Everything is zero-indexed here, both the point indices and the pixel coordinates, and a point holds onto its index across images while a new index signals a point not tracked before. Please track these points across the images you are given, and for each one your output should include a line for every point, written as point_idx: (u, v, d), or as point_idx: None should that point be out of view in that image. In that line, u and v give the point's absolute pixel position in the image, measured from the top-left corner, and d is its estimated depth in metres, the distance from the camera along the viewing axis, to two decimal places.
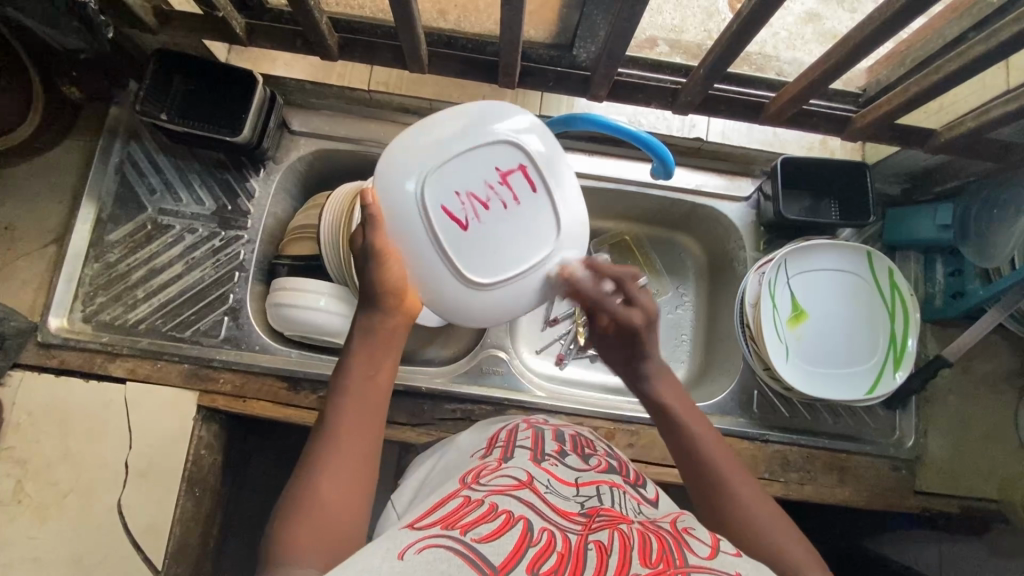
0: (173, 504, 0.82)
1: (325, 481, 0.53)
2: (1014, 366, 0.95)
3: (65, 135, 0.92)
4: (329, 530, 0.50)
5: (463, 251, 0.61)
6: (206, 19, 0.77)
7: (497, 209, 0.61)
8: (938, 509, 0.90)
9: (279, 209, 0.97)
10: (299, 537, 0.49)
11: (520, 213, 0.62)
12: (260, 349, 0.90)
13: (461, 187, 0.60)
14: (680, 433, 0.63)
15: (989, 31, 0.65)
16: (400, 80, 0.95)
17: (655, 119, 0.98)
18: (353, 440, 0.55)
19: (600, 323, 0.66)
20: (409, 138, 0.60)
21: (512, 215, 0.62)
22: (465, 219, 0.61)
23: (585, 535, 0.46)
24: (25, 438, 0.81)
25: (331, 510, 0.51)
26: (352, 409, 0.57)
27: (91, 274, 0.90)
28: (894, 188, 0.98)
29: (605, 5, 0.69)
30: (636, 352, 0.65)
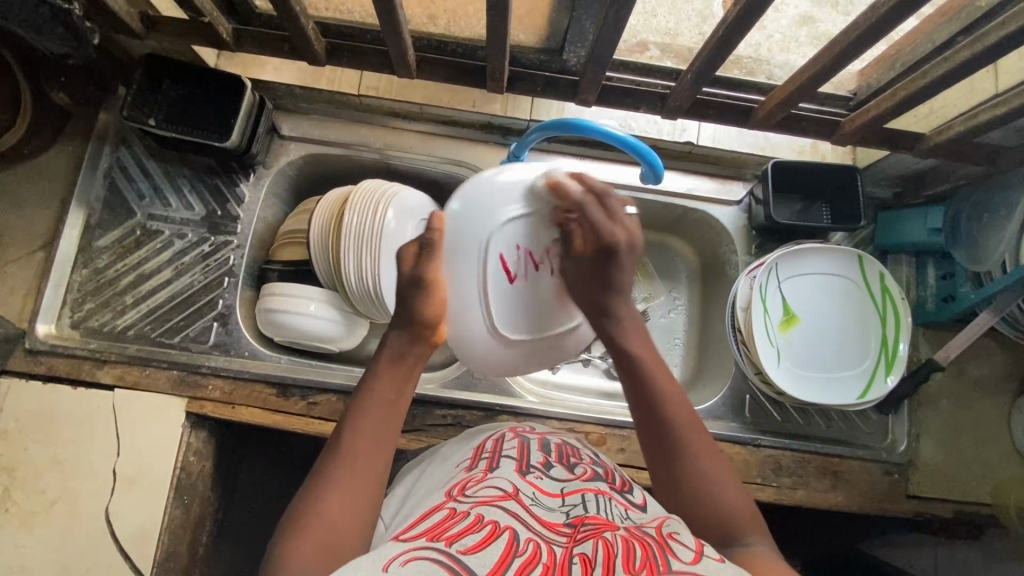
0: (161, 512, 0.81)
1: (328, 500, 0.52)
2: (1007, 369, 0.94)
3: (55, 141, 0.91)
4: (325, 548, 0.49)
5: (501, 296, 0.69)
6: (193, 25, 0.77)
7: (544, 273, 0.70)
8: (931, 513, 0.90)
9: (269, 213, 0.97)
10: (292, 554, 0.48)
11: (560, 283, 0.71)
12: (250, 355, 0.89)
13: (522, 245, 0.69)
14: (642, 380, 0.63)
15: (977, 34, 0.64)
16: (390, 85, 0.96)
17: (645, 123, 0.98)
18: (363, 462, 0.56)
19: (575, 241, 0.68)
20: (494, 185, 0.68)
21: (557, 283, 0.71)
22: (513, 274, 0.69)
23: (570, 548, 0.45)
24: (12, 445, 0.81)
25: (331, 528, 0.50)
26: (364, 433, 0.58)
27: (80, 279, 0.89)
28: (884, 191, 0.98)
29: (593, 9, 0.69)
30: (610, 282, 0.67)
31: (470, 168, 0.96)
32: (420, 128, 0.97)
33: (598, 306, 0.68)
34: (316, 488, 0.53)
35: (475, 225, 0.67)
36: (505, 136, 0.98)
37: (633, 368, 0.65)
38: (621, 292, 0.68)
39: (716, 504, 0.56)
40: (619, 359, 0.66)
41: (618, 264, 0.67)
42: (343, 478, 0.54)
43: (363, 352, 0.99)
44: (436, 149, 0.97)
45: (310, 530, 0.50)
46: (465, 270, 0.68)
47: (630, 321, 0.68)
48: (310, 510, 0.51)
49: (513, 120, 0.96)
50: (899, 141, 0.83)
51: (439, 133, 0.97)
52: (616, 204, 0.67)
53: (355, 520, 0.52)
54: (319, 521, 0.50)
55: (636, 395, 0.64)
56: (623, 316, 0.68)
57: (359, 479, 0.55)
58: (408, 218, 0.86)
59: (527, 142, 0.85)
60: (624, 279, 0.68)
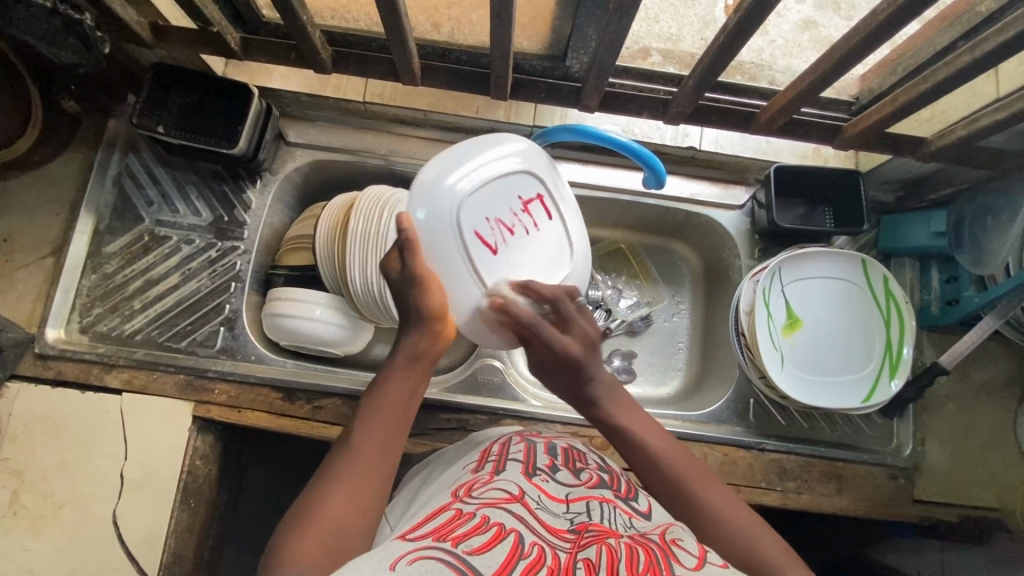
0: (168, 515, 0.82)
1: (333, 499, 0.52)
2: (1013, 373, 0.94)
3: (65, 149, 0.93)
4: (328, 546, 0.49)
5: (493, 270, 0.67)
6: (202, 35, 0.78)
7: (520, 236, 0.70)
8: (936, 518, 0.90)
9: (276, 219, 0.98)
10: (295, 550, 0.48)
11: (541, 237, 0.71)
12: (256, 359, 0.90)
13: (490, 215, 0.68)
14: (647, 459, 0.63)
15: (978, 39, 0.65)
16: (395, 92, 0.95)
17: (648, 129, 0.98)
18: (372, 465, 0.56)
19: (535, 354, 0.66)
20: (444, 178, 0.66)
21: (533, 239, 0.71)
22: (494, 245, 0.68)
23: (575, 553, 0.45)
24: (21, 449, 0.82)
25: (336, 528, 0.50)
26: (373, 435, 0.58)
27: (89, 285, 0.90)
28: (888, 195, 0.99)
29: (595, 17, 0.70)
30: (580, 380, 0.66)
31: None
32: (425, 134, 0.98)
33: (584, 400, 0.67)
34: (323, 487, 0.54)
35: (438, 213, 0.65)
36: (509, 141, 0.99)
37: (631, 444, 0.65)
38: (599, 382, 0.66)
39: (757, 553, 0.54)
40: (617, 444, 0.66)
41: (580, 372, 0.65)
42: (351, 479, 0.55)
43: (369, 357, 1.00)
44: (441, 155, 0.98)
45: (314, 528, 0.50)
46: (445, 254, 0.66)
47: (617, 402, 0.67)
48: (315, 507, 0.52)
49: (517, 126, 0.96)
50: (901, 145, 0.83)
51: (444, 139, 0.98)
52: (571, 310, 0.66)
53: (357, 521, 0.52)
54: (324, 518, 0.51)
55: (644, 468, 0.64)
56: (609, 399, 0.67)
57: (364, 482, 0.55)
58: None
59: None
60: (598, 373, 0.66)
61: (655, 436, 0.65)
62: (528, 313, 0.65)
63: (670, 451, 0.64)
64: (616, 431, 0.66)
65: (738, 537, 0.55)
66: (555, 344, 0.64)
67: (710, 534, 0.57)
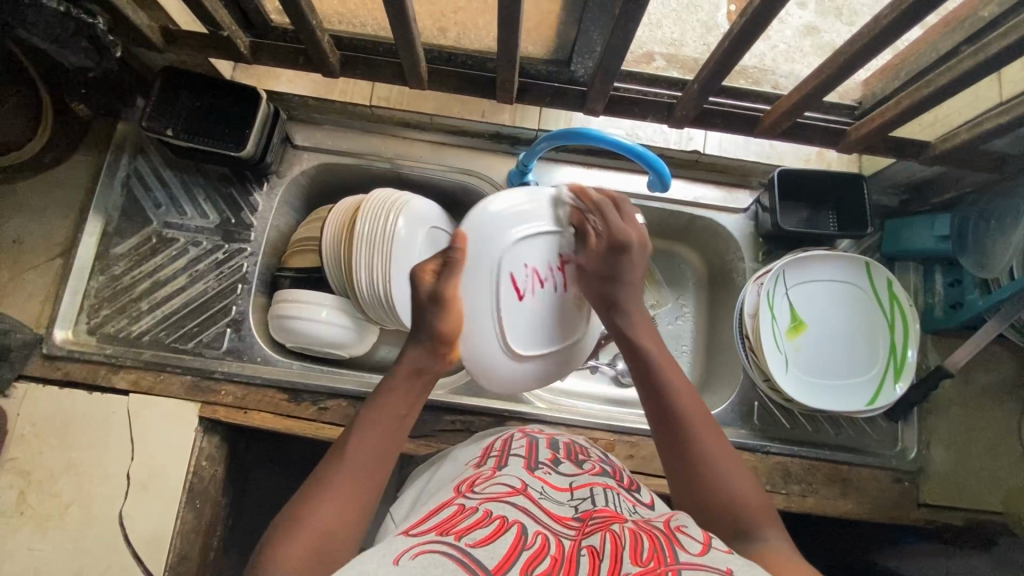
0: (173, 516, 0.82)
1: (322, 506, 0.52)
2: (1018, 377, 0.94)
3: (74, 151, 0.94)
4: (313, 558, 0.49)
5: (514, 315, 0.72)
6: (213, 38, 0.79)
7: (550, 290, 0.74)
8: (942, 522, 0.89)
9: (283, 221, 0.98)
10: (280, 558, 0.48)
11: (565, 298, 0.75)
12: (262, 360, 0.91)
13: (531, 263, 0.73)
14: (649, 373, 0.65)
15: (981, 44, 0.65)
16: (402, 97, 0.98)
17: (652, 132, 0.99)
18: (363, 473, 0.56)
19: (590, 238, 0.72)
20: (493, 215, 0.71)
21: (557, 297, 0.75)
22: (523, 291, 0.72)
23: (578, 541, 0.46)
24: (28, 449, 0.82)
25: (321, 536, 0.50)
26: (368, 443, 0.58)
27: (97, 286, 0.91)
28: (892, 199, 0.99)
29: (601, 22, 0.71)
30: (619, 275, 0.70)
31: (479, 177, 0.98)
32: (430, 137, 0.99)
33: (611, 301, 0.70)
34: (313, 495, 0.54)
35: (485, 254, 0.70)
36: (514, 145, 0.99)
37: (643, 360, 0.66)
38: (631, 289, 0.70)
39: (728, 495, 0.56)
40: (629, 353, 0.68)
41: (631, 262, 0.69)
42: (340, 489, 0.54)
43: (373, 359, 1.00)
44: (447, 158, 0.98)
45: (300, 538, 0.50)
46: (478, 286, 0.70)
47: (641, 318, 0.70)
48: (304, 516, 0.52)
49: (521, 129, 0.97)
50: (903, 149, 0.84)
51: (449, 142, 0.99)
52: (631, 211, 0.72)
53: (344, 535, 0.52)
54: (310, 528, 0.51)
55: (646, 386, 0.64)
56: (637, 316, 0.70)
57: (354, 492, 0.55)
58: (418, 225, 0.87)
59: (537, 151, 0.86)
60: (632, 276, 0.70)
61: (666, 358, 0.66)
62: (602, 199, 0.71)
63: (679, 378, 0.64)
64: (631, 342, 0.68)
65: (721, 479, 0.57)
66: (614, 230, 0.69)
67: (692, 470, 0.58)
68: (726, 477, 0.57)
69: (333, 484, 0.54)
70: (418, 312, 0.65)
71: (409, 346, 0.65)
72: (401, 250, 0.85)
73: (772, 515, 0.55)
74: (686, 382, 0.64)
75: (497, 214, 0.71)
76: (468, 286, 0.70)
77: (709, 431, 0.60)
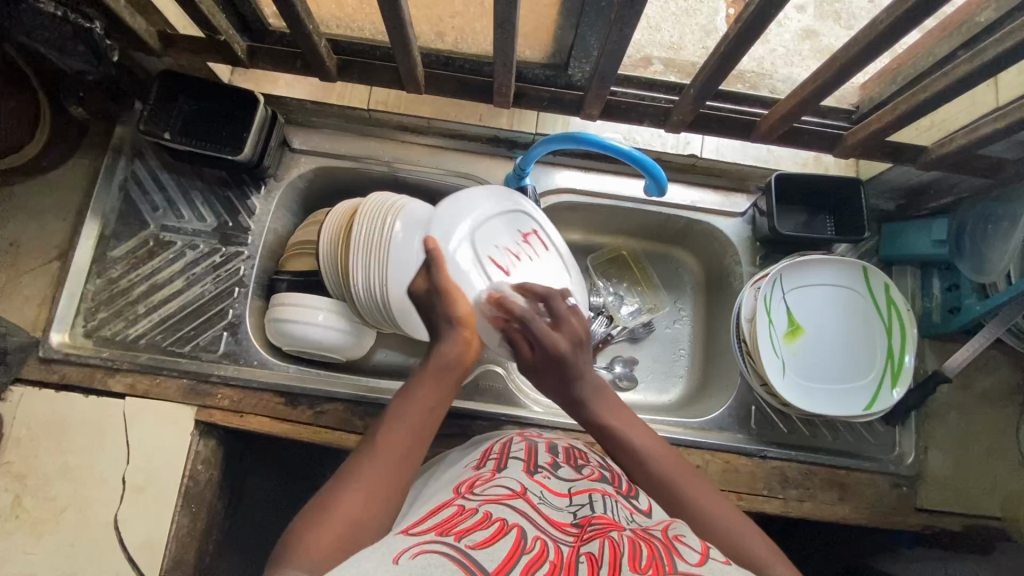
0: (169, 520, 0.82)
1: (355, 494, 0.53)
2: (1015, 381, 0.94)
3: (72, 154, 0.94)
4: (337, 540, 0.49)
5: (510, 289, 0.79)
6: (208, 42, 0.79)
7: (524, 261, 0.84)
8: (940, 527, 0.89)
9: (280, 224, 0.98)
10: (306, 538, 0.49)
11: (543, 262, 0.87)
12: (259, 364, 0.90)
13: (499, 245, 0.83)
14: (635, 461, 0.63)
15: (977, 49, 0.65)
16: (398, 100, 0.96)
17: (649, 136, 0.98)
18: (393, 465, 0.56)
19: (524, 352, 0.69)
20: (451, 220, 0.82)
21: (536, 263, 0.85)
22: (507, 267, 0.82)
23: (577, 547, 0.46)
24: (24, 452, 0.82)
25: (352, 522, 0.51)
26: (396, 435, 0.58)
27: (94, 289, 0.91)
28: (889, 204, 0.99)
29: (598, 26, 0.71)
30: (568, 377, 0.66)
31: (476, 181, 0.98)
32: (428, 141, 0.99)
33: (571, 400, 0.67)
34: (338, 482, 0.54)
35: (460, 249, 0.80)
36: (511, 148, 1.00)
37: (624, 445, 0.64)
38: (587, 382, 0.67)
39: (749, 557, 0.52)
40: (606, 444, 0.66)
41: (567, 371, 0.66)
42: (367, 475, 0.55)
43: (370, 362, 1.00)
44: (444, 162, 0.98)
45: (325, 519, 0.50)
46: (467, 279, 0.77)
47: (603, 401, 0.67)
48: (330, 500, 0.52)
49: (519, 133, 0.97)
50: (901, 154, 0.84)
51: (447, 146, 0.99)
52: (562, 308, 0.70)
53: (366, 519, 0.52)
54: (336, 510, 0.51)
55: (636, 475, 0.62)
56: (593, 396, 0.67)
57: (383, 482, 0.55)
58: None
59: (534, 154, 0.86)
60: (584, 367, 0.67)
61: (647, 440, 0.65)
62: (525, 310, 0.69)
63: (658, 455, 0.63)
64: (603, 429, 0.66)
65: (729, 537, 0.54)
66: (541, 338, 0.67)
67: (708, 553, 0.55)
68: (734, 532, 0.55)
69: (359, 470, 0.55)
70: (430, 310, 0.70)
71: (446, 342, 0.65)
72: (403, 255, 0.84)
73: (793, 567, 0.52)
74: (672, 455, 0.63)
75: (449, 216, 0.81)
76: (460, 280, 0.77)
77: (708, 496, 0.58)
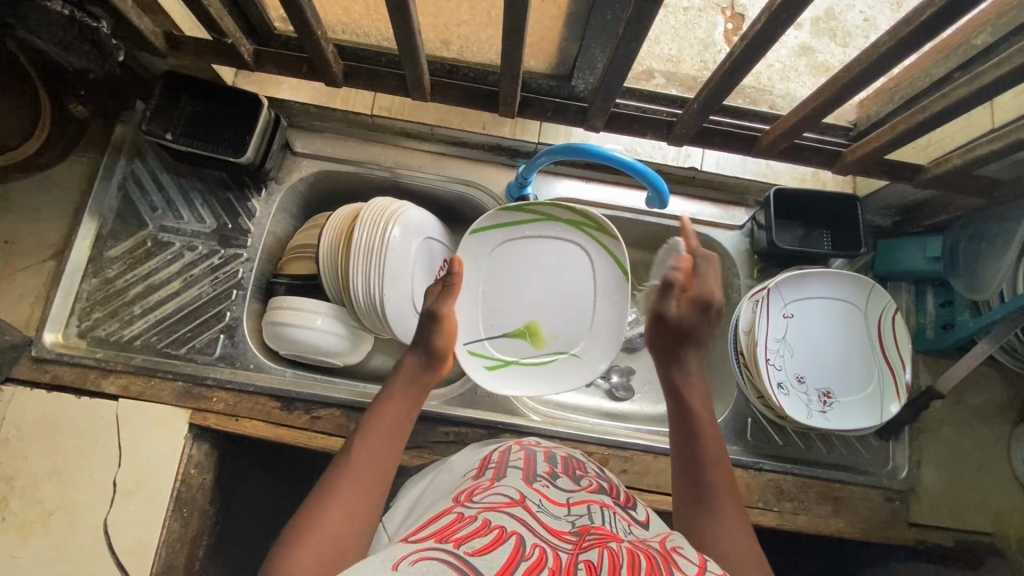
0: (158, 526, 0.80)
1: (333, 511, 0.53)
2: (1007, 398, 0.95)
3: (71, 152, 0.93)
4: (326, 560, 0.50)
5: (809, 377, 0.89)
6: (214, 44, 0.79)
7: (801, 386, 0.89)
8: (932, 541, 0.90)
9: (279, 227, 0.98)
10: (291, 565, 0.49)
11: (826, 375, 0.90)
12: (254, 367, 0.90)
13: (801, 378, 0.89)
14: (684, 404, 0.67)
15: (974, 72, 0.67)
16: (403, 106, 0.97)
17: (650, 148, 1.00)
18: (365, 474, 0.57)
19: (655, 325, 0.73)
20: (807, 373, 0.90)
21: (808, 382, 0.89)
22: (790, 380, 0.89)
23: (576, 555, 0.45)
24: (13, 454, 0.81)
25: (334, 542, 0.51)
26: (368, 450, 0.59)
27: (89, 288, 0.90)
28: (885, 220, 1.01)
29: (603, 40, 0.71)
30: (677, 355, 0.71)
31: (479, 189, 0.98)
32: (431, 148, 0.99)
33: (670, 357, 0.71)
34: (324, 496, 0.55)
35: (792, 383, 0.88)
36: (513, 156, 1.00)
37: (689, 425, 0.65)
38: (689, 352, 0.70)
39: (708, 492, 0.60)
40: (675, 412, 0.67)
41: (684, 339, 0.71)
42: (347, 495, 0.55)
43: (367, 368, 1.00)
44: (446, 168, 0.99)
45: (310, 541, 0.50)
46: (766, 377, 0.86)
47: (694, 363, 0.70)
48: (306, 526, 0.52)
49: (522, 142, 0.98)
50: (897, 172, 0.85)
51: (449, 153, 0.99)
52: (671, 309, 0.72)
53: (365, 513, 0.55)
54: (317, 539, 0.51)
55: (683, 447, 0.64)
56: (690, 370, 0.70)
57: (359, 494, 0.56)
58: (414, 235, 0.89)
59: (537, 164, 0.87)
60: (704, 334, 0.71)
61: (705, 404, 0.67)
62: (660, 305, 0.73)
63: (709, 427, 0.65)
64: (678, 396, 0.68)
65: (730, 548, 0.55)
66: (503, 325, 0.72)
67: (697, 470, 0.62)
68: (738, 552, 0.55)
69: (341, 490, 0.55)
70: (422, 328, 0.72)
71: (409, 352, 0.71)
72: (489, 263, 0.89)
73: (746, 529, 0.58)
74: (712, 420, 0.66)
75: (839, 393, 0.89)
76: (784, 394, 0.87)
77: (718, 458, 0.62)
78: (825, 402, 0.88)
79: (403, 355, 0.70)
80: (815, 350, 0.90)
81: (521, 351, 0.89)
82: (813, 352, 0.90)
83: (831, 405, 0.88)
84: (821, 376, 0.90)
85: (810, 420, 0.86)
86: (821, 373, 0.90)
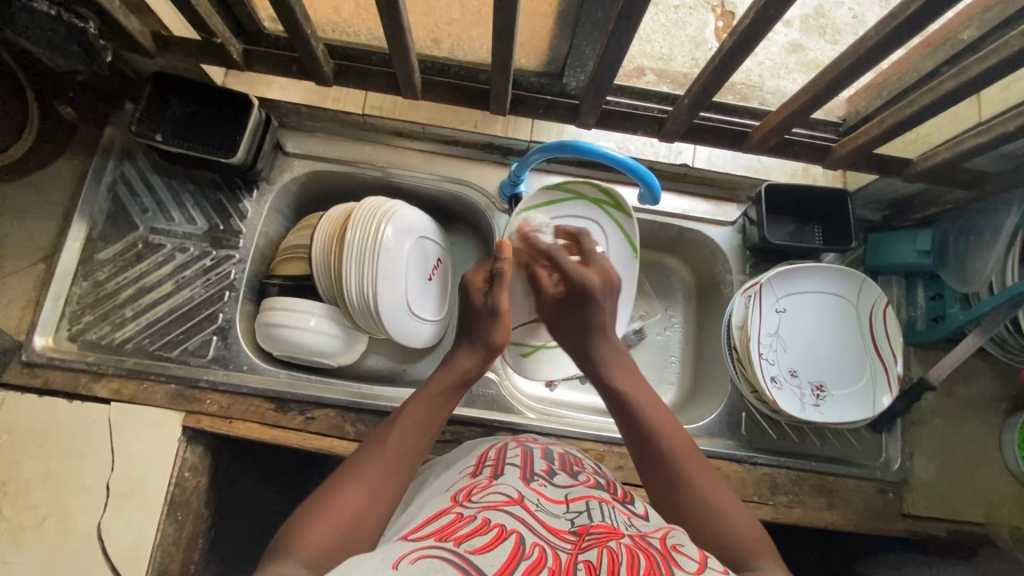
0: (154, 529, 0.80)
1: (354, 492, 0.55)
2: (997, 389, 0.96)
3: (59, 155, 0.92)
4: (337, 538, 0.51)
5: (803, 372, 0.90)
6: (205, 45, 0.79)
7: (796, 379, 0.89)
8: (926, 532, 0.90)
9: (271, 228, 0.97)
10: (303, 537, 0.50)
11: (819, 368, 0.90)
12: (248, 369, 0.89)
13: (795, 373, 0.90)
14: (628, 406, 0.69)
15: (960, 67, 0.67)
16: (394, 106, 0.96)
17: (642, 145, 1.00)
18: (389, 460, 0.59)
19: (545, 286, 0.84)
20: (801, 367, 0.90)
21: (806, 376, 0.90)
22: (784, 375, 0.89)
23: (575, 555, 0.45)
24: (4, 459, 0.80)
25: (349, 519, 0.53)
26: (397, 436, 0.62)
27: (80, 291, 0.89)
28: (875, 215, 1.01)
29: (594, 36, 0.71)
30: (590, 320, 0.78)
31: (471, 187, 0.98)
32: (423, 147, 0.99)
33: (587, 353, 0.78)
34: (344, 478, 0.57)
35: (787, 378, 0.89)
36: (505, 155, 1.00)
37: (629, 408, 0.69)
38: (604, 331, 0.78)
39: (688, 491, 0.61)
40: (616, 406, 0.71)
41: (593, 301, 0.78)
42: (369, 475, 0.57)
43: (362, 368, 1.00)
44: (438, 167, 0.99)
45: (326, 517, 0.52)
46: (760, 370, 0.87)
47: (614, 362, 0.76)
48: (328, 503, 0.54)
49: (514, 141, 0.97)
50: (886, 166, 0.86)
51: (441, 152, 0.99)
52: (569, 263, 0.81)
53: (381, 497, 0.56)
54: (330, 515, 0.52)
55: (629, 427, 0.68)
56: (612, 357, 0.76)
57: (380, 476, 0.58)
58: (407, 235, 0.88)
59: (529, 161, 0.86)
60: (605, 317, 0.79)
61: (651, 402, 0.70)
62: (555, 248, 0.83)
63: (666, 425, 0.67)
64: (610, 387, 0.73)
65: (718, 520, 0.57)
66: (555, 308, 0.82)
67: (667, 465, 0.63)
68: (727, 516, 0.58)
69: (363, 470, 0.58)
70: (475, 320, 0.76)
71: (464, 354, 0.74)
72: None
73: (762, 533, 0.58)
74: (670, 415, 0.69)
75: (831, 385, 0.90)
76: (777, 389, 0.87)
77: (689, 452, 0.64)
78: (818, 396, 0.89)
79: (456, 352, 0.75)
80: (808, 344, 0.91)
81: (544, 336, 0.94)
82: (806, 346, 0.91)
83: (824, 399, 0.89)
84: (814, 368, 0.91)
85: (805, 414, 0.87)
86: (814, 367, 0.90)
